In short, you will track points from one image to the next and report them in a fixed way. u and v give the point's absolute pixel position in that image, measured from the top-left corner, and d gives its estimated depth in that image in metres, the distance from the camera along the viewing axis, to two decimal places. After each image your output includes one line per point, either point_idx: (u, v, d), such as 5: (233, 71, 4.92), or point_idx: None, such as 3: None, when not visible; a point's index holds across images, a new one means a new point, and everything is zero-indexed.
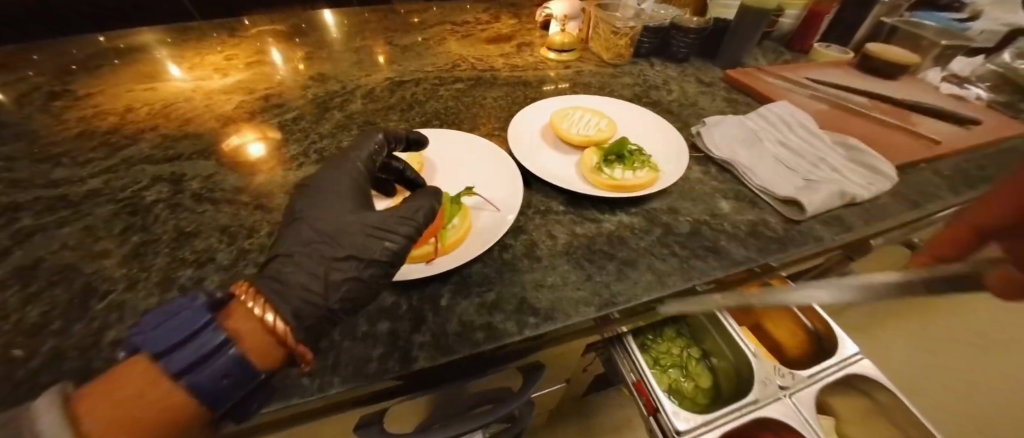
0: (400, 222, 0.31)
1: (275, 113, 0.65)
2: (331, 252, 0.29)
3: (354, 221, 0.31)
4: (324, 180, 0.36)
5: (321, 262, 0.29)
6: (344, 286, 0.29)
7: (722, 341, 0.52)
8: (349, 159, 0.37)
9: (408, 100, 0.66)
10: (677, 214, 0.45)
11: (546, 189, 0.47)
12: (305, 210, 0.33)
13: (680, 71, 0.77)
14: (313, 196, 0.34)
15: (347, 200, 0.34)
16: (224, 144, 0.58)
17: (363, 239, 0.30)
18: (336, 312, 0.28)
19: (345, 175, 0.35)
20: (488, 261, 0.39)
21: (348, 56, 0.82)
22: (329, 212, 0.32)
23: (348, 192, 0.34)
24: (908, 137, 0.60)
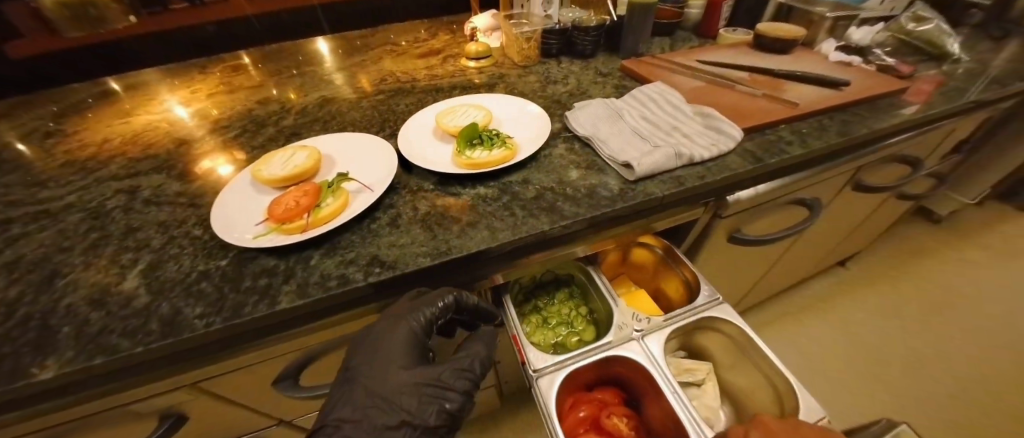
0: (457, 378, 0.41)
1: (224, 132, 0.76)
2: (385, 419, 0.37)
3: (405, 388, 0.38)
4: (378, 337, 0.41)
5: (377, 427, 0.36)
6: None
7: (599, 297, 0.58)
8: (410, 316, 0.41)
9: (334, 113, 0.76)
10: (529, 183, 0.52)
11: (423, 172, 0.55)
12: (364, 375, 0.39)
13: (582, 66, 0.85)
14: (365, 348, 0.41)
15: (402, 359, 0.40)
16: (197, 168, 0.66)
17: (416, 406, 0.38)
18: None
19: (402, 331, 0.41)
20: (356, 229, 0.47)
21: (295, 81, 0.94)
22: (382, 378, 0.39)
23: (403, 349, 0.40)
24: (771, 103, 0.66)
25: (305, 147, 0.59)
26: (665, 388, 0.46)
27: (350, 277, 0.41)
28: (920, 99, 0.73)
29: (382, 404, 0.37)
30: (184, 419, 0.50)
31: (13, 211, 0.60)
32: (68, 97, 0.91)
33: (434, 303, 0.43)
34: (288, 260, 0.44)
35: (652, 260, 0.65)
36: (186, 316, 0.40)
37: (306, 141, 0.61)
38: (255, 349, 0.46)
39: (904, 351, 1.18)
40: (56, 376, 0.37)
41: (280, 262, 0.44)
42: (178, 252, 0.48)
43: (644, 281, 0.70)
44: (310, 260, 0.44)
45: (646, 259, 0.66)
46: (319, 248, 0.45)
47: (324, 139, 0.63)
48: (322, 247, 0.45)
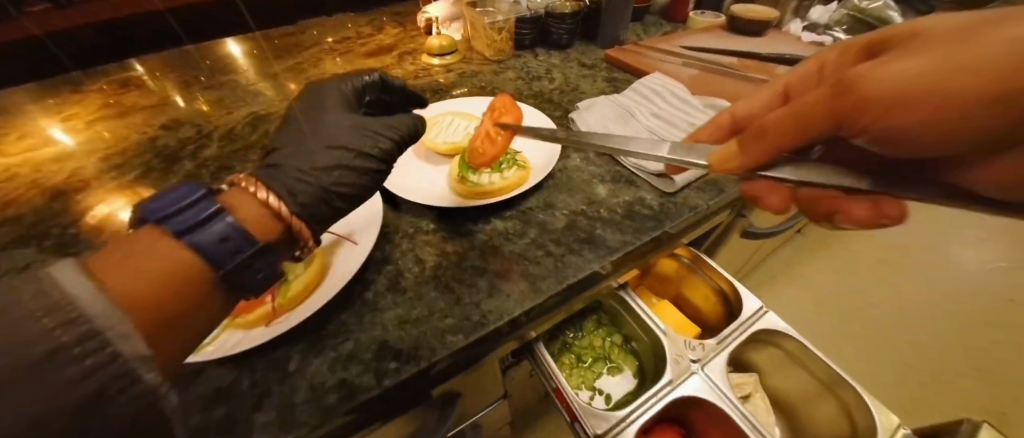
0: (395, 126, 0.38)
1: (116, 173, 0.56)
2: (332, 140, 0.35)
3: (338, 126, 0.36)
4: (307, 108, 0.39)
5: (318, 149, 0.34)
6: (335, 172, 0.32)
7: (636, 324, 0.51)
8: (335, 85, 0.42)
9: (273, 134, 0.60)
10: (553, 208, 0.43)
11: (416, 208, 0.43)
12: (299, 124, 0.37)
13: (563, 58, 0.77)
14: (308, 108, 0.39)
15: (336, 108, 0.39)
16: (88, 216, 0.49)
17: (352, 139, 0.35)
18: (329, 192, 0.31)
19: (331, 90, 0.41)
20: (346, 305, 0.34)
21: (210, 95, 0.74)
22: (319, 122, 0.37)
23: (336, 104, 0.39)
24: (772, 89, 0.63)
25: None
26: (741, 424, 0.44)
27: (358, 385, 0.29)
28: None
29: (321, 141, 0.34)
30: None
31: None
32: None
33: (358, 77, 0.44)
34: (253, 369, 0.30)
35: (678, 271, 0.61)
36: None
37: None
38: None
39: (902, 309, 1.16)
40: None
41: (242, 375, 0.30)
42: None
43: (664, 290, 0.66)
44: (288, 365, 0.30)
45: (671, 269, 0.61)
46: (297, 343, 0.32)
47: None
48: (301, 341, 0.32)
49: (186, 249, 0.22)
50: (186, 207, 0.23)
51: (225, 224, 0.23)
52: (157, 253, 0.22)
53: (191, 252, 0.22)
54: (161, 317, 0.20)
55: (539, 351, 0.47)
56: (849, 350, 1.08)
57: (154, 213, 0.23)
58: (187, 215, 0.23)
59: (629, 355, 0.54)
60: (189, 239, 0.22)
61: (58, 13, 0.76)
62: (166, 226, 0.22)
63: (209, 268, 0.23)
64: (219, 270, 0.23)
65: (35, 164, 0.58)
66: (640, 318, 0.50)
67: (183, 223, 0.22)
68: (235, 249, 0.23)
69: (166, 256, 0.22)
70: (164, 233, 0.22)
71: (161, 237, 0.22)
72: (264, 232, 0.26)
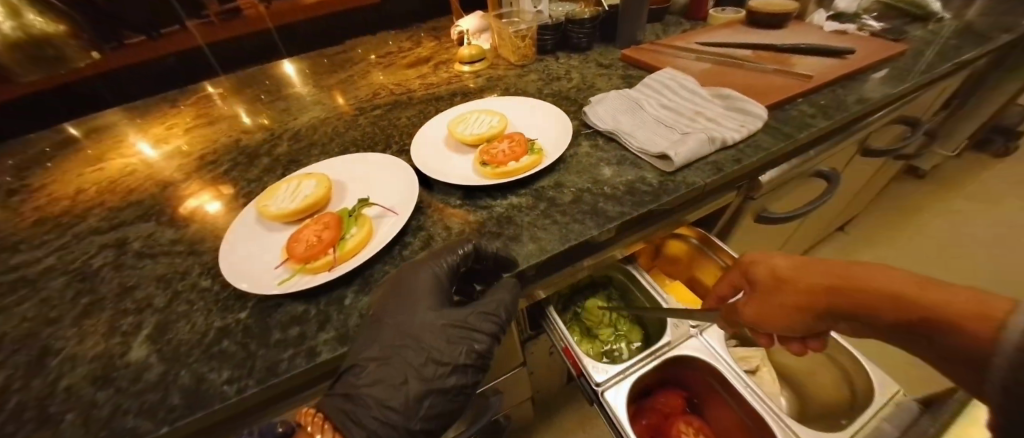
0: (483, 320, 0.40)
1: (211, 168, 0.70)
2: (417, 357, 0.38)
3: (432, 329, 0.39)
4: (396, 289, 0.39)
5: (414, 370, 0.38)
6: (426, 400, 0.37)
7: (642, 295, 0.56)
8: (432, 263, 0.40)
9: (330, 134, 0.71)
10: (562, 187, 0.49)
11: (444, 188, 0.52)
12: (387, 314, 0.38)
13: (582, 60, 0.83)
14: (396, 295, 0.39)
15: (426, 302, 0.39)
16: (181, 210, 0.61)
17: (445, 348, 0.39)
18: (417, 428, 0.37)
19: (424, 276, 0.39)
20: (390, 260, 0.43)
21: (278, 106, 0.88)
22: (407, 319, 0.38)
23: (428, 295, 0.39)
24: (784, 78, 0.65)
25: (311, 174, 0.54)
26: (736, 382, 0.45)
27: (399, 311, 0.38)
28: (921, 58, 0.73)
29: (416, 355, 0.38)
30: None
31: None
32: (31, 150, 0.84)
33: (454, 251, 0.41)
34: (319, 303, 0.40)
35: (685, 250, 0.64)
36: (212, 383, 0.35)
37: (310, 168, 0.57)
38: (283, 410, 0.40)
39: None
40: None
41: (310, 306, 0.40)
42: (188, 309, 0.43)
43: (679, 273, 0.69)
44: (344, 301, 0.40)
45: (680, 250, 0.65)
46: (351, 285, 0.41)
47: (328, 164, 0.58)
48: (355, 283, 0.42)
49: None
50: None
51: None
52: None
53: None
54: None
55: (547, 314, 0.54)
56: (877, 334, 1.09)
57: None
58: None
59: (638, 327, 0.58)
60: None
61: (149, 44, 0.90)
62: None
63: None
64: None
65: (153, 162, 0.74)
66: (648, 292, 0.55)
67: None
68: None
69: None
70: None
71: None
72: None
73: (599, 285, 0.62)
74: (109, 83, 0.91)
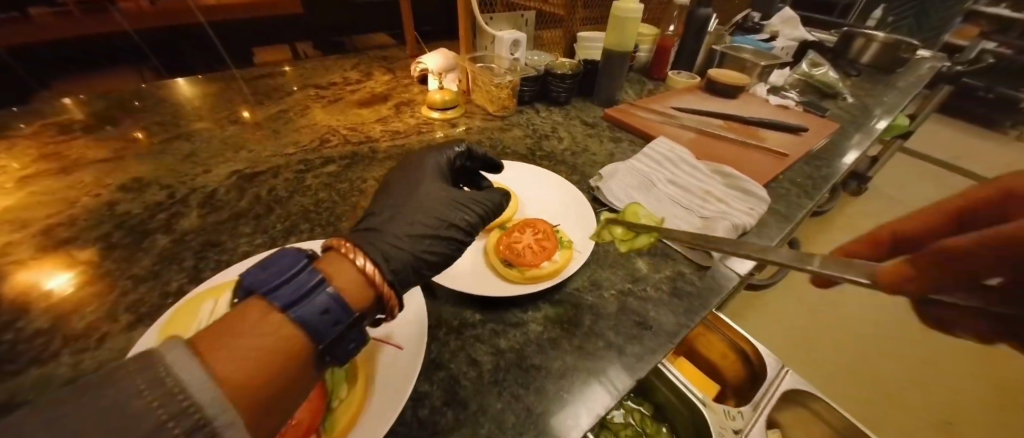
0: (478, 202, 0.40)
1: (60, 251, 0.46)
2: (420, 209, 0.37)
3: (432, 195, 0.39)
4: (405, 172, 0.42)
5: (418, 215, 0.36)
6: (426, 241, 0.34)
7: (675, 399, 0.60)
8: (434, 156, 0.45)
9: (268, 199, 0.53)
10: (601, 289, 0.41)
11: (454, 294, 0.40)
12: (398, 187, 0.40)
13: (564, 115, 0.79)
14: (403, 173, 0.42)
15: (430, 176, 0.42)
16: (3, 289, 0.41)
17: (446, 212, 0.38)
18: (418, 259, 0.33)
19: (430, 163, 0.44)
20: (402, 431, 0.29)
21: (178, 147, 0.65)
22: (413, 186, 0.40)
23: (432, 173, 0.42)
24: (761, 153, 0.69)
25: None
26: None
27: None
28: (845, 135, 0.85)
29: (420, 212, 0.37)
30: None
31: None
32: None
33: (448, 150, 0.47)
34: None
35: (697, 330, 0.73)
36: None
37: (248, 270, 0.39)
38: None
39: None
40: None
41: None
42: None
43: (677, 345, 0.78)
44: None
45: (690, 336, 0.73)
46: None
47: None
48: None
49: (292, 326, 0.23)
50: (291, 274, 0.24)
51: (328, 292, 0.24)
52: (256, 334, 0.22)
53: (293, 327, 0.23)
54: (261, 374, 0.21)
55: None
56: (819, 361, 1.14)
57: (263, 287, 0.24)
58: (295, 285, 0.24)
59: (659, 425, 0.62)
60: (297, 312, 0.23)
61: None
62: (255, 288, 0.24)
63: (310, 342, 0.23)
64: (323, 345, 0.24)
65: None
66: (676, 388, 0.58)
67: (292, 293, 0.23)
68: (333, 320, 0.24)
69: (270, 333, 0.22)
70: (268, 306, 0.23)
71: (265, 307, 0.23)
72: (360, 300, 0.26)
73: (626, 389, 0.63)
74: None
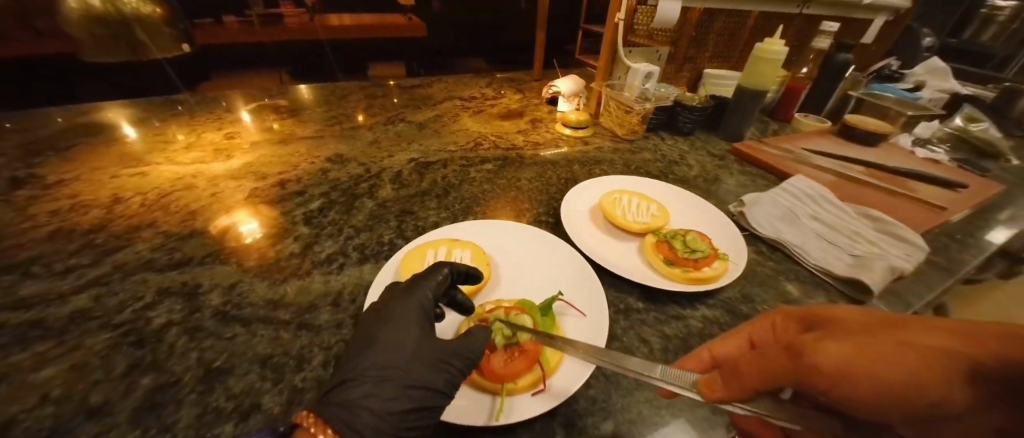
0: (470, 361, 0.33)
1: (295, 201, 0.62)
2: (405, 380, 0.33)
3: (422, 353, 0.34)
4: (386, 308, 0.37)
5: (400, 389, 0.33)
6: (412, 417, 0.32)
7: None
8: (420, 288, 0.37)
9: (440, 183, 0.65)
10: (752, 302, 0.44)
11: (618, 282, 0.46)
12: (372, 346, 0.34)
13: (690, 145, 0.83)
14: (386, 315, 0.36)
15: (418, 323, 0.35)
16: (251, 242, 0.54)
17: (434, 375, 0.33)
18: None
19: (413, 295, 0.37)
20: (591, 380, 0.35)
21: (360, 135, 0.82)
22: (398, 338, 0.35)
23: (415, 316, 0.36)
24: (912, 204, 0.66)
25: (456, 240, 0.47)
26: None
27: None
28: (1012, 199, 0.77)
29: (407, 378, 0.33)
30: None
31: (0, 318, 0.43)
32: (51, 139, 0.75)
33: (435, 274, 0.38)
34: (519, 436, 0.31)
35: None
36: None
37: (449, 232, 0.50)
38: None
39: None
40: None
41: None
42: None
43: None
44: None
45: None
46: (555, 414, 0.32)
47: (466, 227, 0.51)
48: (559, 412, 0.33)
49: None
50: None
51: None
52: None
53: None
54: None
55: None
56: None
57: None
58: None
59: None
60: None
61: None
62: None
63: None
64: None
65: (208, 179, 0.68)
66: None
67: None
68: None
69: None
70: None
71: None
72: None
73: None
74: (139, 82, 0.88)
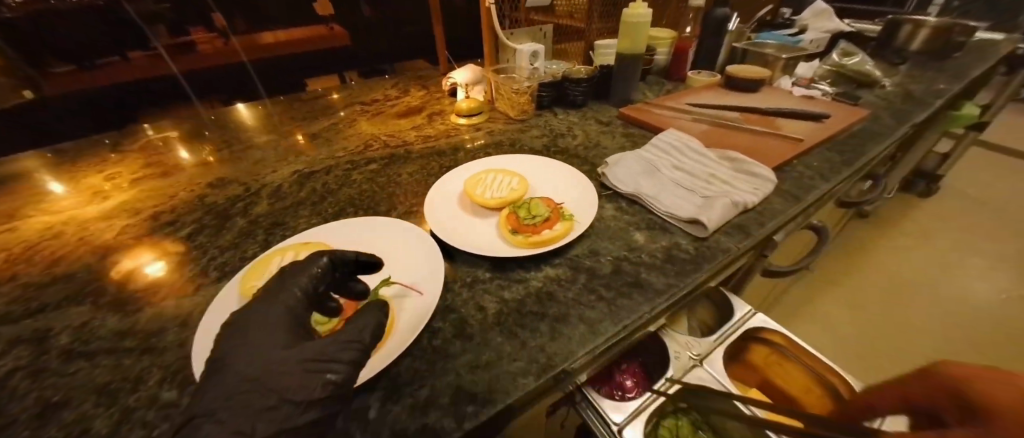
0: (343, 350, 0.32)
1: (166, 231, 0.60)
2: (263, 401, 0.29)
3: (284, 365, 0.30)
4: (245, 322, 0.33)
5: (257, 414, 0.28)
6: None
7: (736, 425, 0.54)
8: (289, 285, 0.35)
9: (321, 190, 0.65)
10: (598, 255, 0.46)
11: (471, 257, 0.47)
12: (236, 354, 0.31)
13: (581, 116, 0.85)
14: (243, 332, 0.32)
15: (279, 332, 0.32)
16: (122, 274, 0.53)
17: (298, 385, 0.29)
18: None
19: (279, 302, 0.34)
20: (418, 353, 0.36)
21: (251, 155, 0.80)
22: (258, 350, 0.31)
23: (282, 325, 0.33)
24: (776, 140, 0.70)
25: (308, 244, 0.47)
26: None
27: (439, 429, 0.30)
28: (879, 122, 0.82)
29: (263, 398, 0.29)
30: None
31: None
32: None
33: (313, 267, 0.37)
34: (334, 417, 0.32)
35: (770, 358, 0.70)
36: None
37: (306, 237, 0.50)
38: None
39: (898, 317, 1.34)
40: None
41: None
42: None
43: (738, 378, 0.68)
44: (369, 414, 0.32)
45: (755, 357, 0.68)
46: (374, 390, 0.33)
47: (326, 229, 0.51)
48: (379, 387, 0.34)
49: None
50: None
51: None
52: None
53: None
54: None
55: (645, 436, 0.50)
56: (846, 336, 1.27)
57: None
58: None
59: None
60: None
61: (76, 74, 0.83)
62: None
63: None
64: None
65: (78, 223, 0.65)
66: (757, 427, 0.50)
67: None
68: None
69: None
70: None
71: None
72: None
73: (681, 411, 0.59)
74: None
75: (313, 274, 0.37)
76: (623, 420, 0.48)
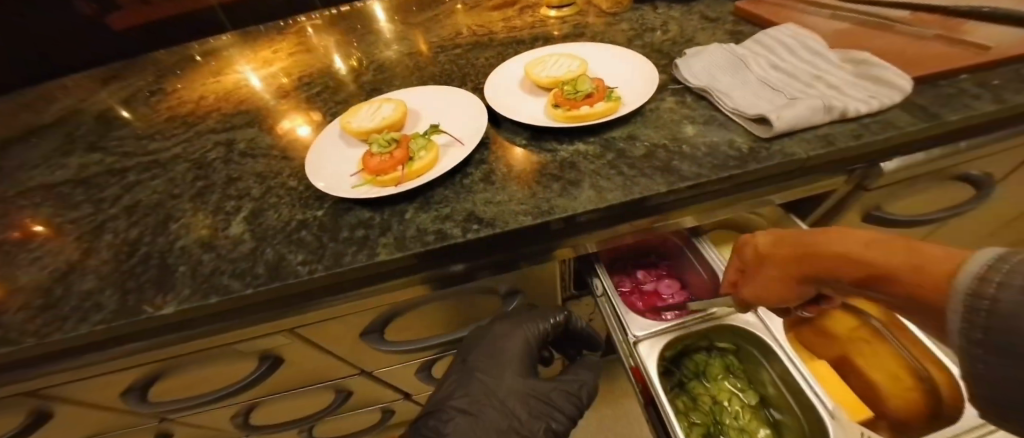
0: (560, 394, 0.46)
1: (305, 89, 0.78)
2: (500, 419, 0.42)
3: (516, 393, 0.44)
4: (492, 345, 0.47)
5: (497, 430, 0.41)
6: None
7: (782, 384, 0.45)
8: (526, 326, 0.48)
9: (412, 68, 0.74)
10: (636, 140, 0.46)
11: (514, 127, 0.51)
12: (481, 369, 0.45)
13: (685, 11, 0.74)
14: (489, 352, 0.47)
15: (514, 366, 0.45)
16: (278, 129, 0.67)
17: (525, 417, 0.42)
18: None
19: (518, 340, 0.47)
20: (449, 185, 0.45)
21: (368, 39, 0.93)
22: (499, 377, 0.45)
23: (518, 357, 0.46)
24: (947, 46, 0.52)
25: (390, 99, 0.58)
26: None
27: (448, 233, 0.39)
28: None
29: (499, 414, 0.42)
30: (280, 361, 0.55)
31: (133, 159, 0.68)
32: (154, 56, 0.97)
33: (548, 317, 0.50)
34: (383, 212, 0.43)
35: (857, 333, 0.50)
36: (289, 262, 0.41)
37: (390, 95, 0.60)
38: (331, 305, 0.46)
39: None
40: (176, 311, 0.40)
41: (375, 215, 0.43)
42: (272, 205, 0.49)
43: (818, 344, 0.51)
44: (405, 214, 0.42)
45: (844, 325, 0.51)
46: (413, 201, 0.44)
47: (406, 92, 0.60)
48: (416, 201, 0.44)
49: None
50: None
51: None
52: None
53: None
54: None
55: (661, 357, 0.48)
56: None
57: None
58: None
59: (760, 422, 0.49)
60: None
61: None
62: None
63: None
64: None
65: (255, 79, 0.87)
66: (794, 382, 0.43)
67: None
68: None
69: None
70: None
71: None
72: None
73: (718, 350, 0.52)
74: (189, 23, 0.95)
75: (543, 328, 0.49)
76: (642, 335, 0.46)
